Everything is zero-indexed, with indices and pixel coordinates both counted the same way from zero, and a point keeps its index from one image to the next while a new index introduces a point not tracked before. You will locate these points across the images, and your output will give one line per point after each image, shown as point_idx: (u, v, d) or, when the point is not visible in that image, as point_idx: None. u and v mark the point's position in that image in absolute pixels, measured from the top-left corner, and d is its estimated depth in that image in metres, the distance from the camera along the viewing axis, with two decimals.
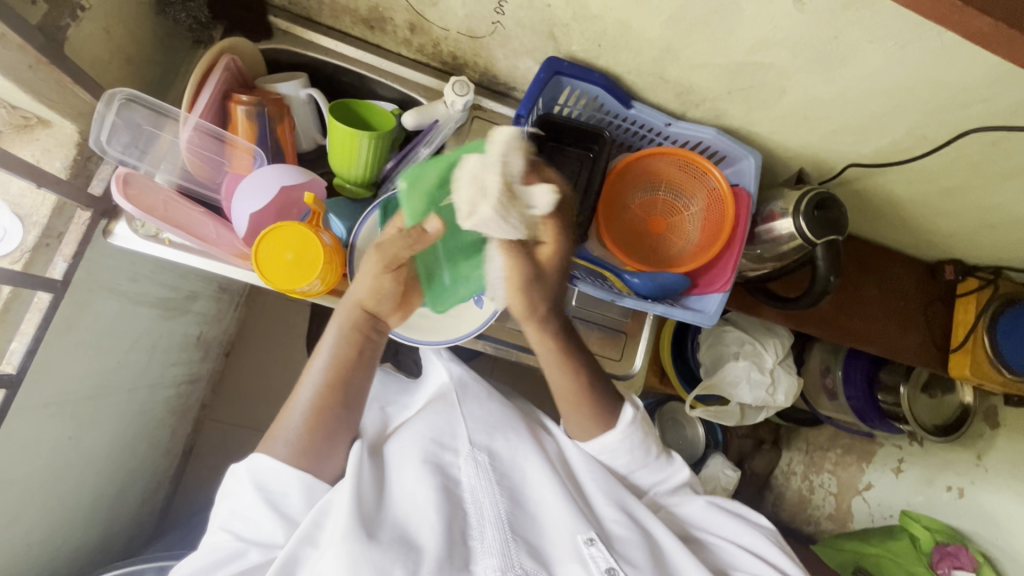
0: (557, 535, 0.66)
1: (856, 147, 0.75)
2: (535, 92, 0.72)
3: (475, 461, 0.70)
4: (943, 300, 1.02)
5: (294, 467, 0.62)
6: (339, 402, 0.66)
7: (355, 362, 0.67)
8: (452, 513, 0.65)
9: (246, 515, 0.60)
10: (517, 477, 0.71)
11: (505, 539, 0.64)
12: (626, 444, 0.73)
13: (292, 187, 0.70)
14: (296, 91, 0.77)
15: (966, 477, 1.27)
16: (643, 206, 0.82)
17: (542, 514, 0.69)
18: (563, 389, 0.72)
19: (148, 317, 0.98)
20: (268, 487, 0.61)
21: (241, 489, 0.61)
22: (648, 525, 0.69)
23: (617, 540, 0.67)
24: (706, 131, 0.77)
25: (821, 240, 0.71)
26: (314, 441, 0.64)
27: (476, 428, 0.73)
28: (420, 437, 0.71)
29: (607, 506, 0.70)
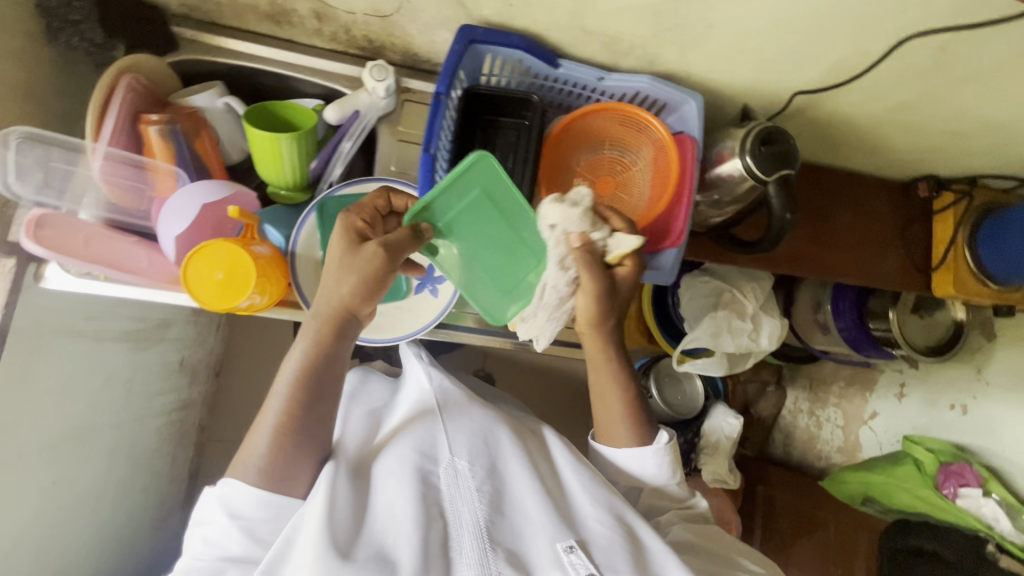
0: (537, 542, 0.65)
1: (799, 74, 0.71)
2: (452, 65, 0.68)
3: (454, 468, 0.70)
4: (920, 219, 0.98)
5: (262, 489, 0.63)
6: (310, 415, 0.66)
7: (328, 375, 0.68)
8: (429, 525, 0.63)
9: (218, 540, 0.61)
10: (498, 482, 0.70)
11: (483, 548, 0.62)
12: (657, 459, 0.78)
13: (215, 204, 0.67)
14: (212, 101, 0.74)
15: (968, 393, 1.25)
16: (589, 167, 0.78)
17: (524, 522, 0.67)
18: (609, 399, 0.79)
19: (117, 352, 0.97)
20: (243, 516, 0.62)
21: (213, 513, 0.63)
22: (633, 527, 0.69)
23: (596, 545, 0.67)
24: (640, 79, 0.73)
25: (772, 176, 0.68)
26: (279, 462, 0.64)
27: (455, 435, 0.73)
28: (401, 451, 0.71)
29: (591, 507, 0.71)
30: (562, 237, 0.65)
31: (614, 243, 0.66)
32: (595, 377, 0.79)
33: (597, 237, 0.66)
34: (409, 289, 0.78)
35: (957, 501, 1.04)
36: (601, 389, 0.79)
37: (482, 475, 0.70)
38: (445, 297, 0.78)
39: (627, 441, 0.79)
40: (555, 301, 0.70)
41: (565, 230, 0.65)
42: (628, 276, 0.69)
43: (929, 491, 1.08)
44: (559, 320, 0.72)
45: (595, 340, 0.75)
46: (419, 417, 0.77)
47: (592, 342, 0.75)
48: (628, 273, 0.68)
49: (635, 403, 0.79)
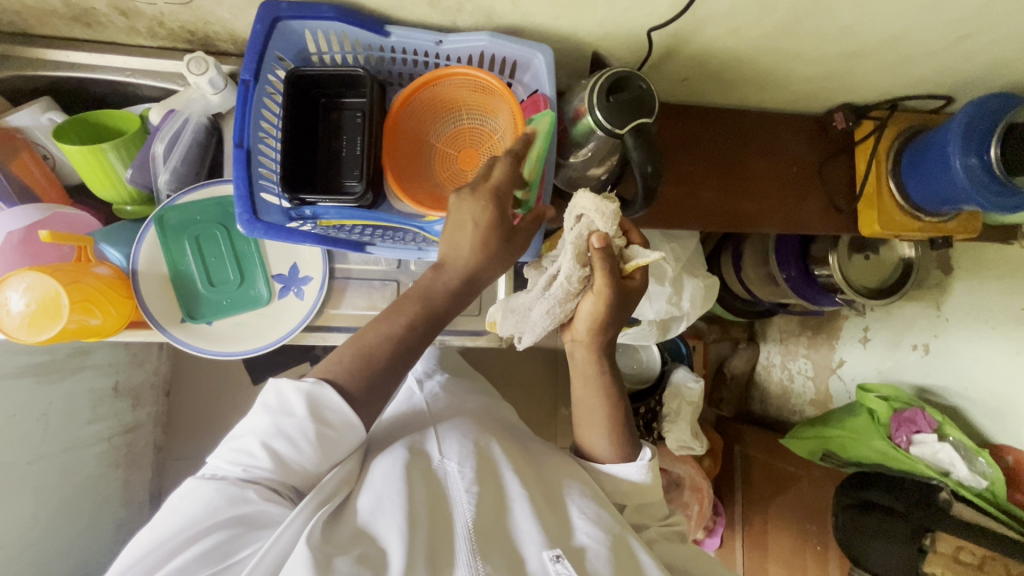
0: (520, 549, 0.57)
1: (649, 10, 0.63)
2: (257, 48, 0.62)
3: (445, 469, 0.64)
4: (841, 153, 0.90)
5: (350, 401, 0.57)
6: (421, 332, 0.63)
7: (440, 311, 0.63)
8: (416, 525, 0.55)
9: (288, 438, 0.55)
10: (495, 483, 0.63)
11: (473, 550, 0.54)
12: (642, 475, 0.71)
13: (30, 231, 0.64)
14: (36, 119, 0.69)
15: (929, 332, 1.17)
16: (450, 140, 0.72)
17: (507, 530, 0.59)
18: (593, 411, 0.72)
19: (16, 388, 0.95)
20: (326, 425, 0.56)
21: (285, 404, 0.55)
22: (625, 538, 0.62)
23: (585, 557, 0.58)
24: (478, 37, 0.66)
25: (625, 128, 0.61)
26: (384, 376, 0.60)
27: (446, 439, 0.68)
28: (387, 459, 0.64)
29: (581, 518, 0.62)
30: (583, 233, 0.61)
31: (630, 253, 0.63)
32: (581, 387, 0.73)
33: (618, 242, 0.62)
34: (270, 294, 0.73)
35: (912, 449, 0.99)
36: (586, 404, 0.73)
37: (472, 475, 0.63)
38: (311, 299, 0.73)
39: (611, 458, 0.72)
40: (563, 295, 0.64)
41: (586, 229, 0.60)
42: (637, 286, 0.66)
43: (883, 441, 1.02)
44: (554, 319, 0.66)
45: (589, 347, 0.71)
46: (414, 425, 0.74)
47: (584, 350, 0.71)
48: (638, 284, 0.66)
49: (621, 417, 0.73)
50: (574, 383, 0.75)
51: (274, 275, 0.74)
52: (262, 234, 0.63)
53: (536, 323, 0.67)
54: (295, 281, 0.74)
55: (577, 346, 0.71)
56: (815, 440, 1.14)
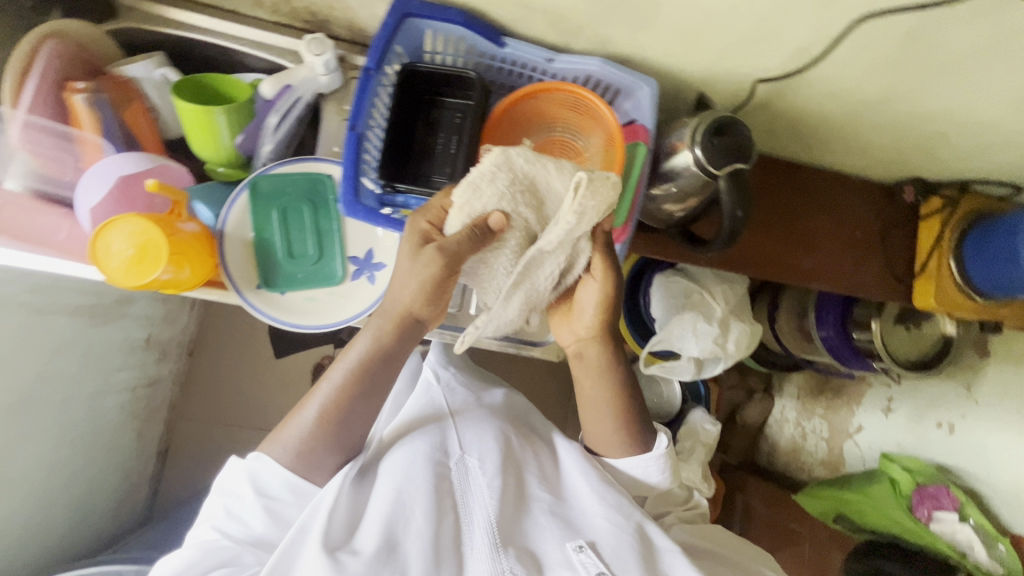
0: (544, 543, 0.62)
1: (759, 63, 0.65)
2: (385, 39, 0.64)
3: (465, 465, 0.67)
4: (905, 225, 0.92)
5: (292, 471, 0.61)
6: (364, 388, 0.64)
7: (380, 372, 0.65)
8: (441, 518, 0.60)
9: (240, 517, 0.59)
10: (513, 481, 0.67)
11: (494, 545, 0.58)
12: (659, 467, 0.72)
13: (135, 176, 0.65)
14: (149, 72, 0.72)
15: (957, 412, 1.17)
16: (540, 149, 0.75)
17: (526, 521, 0.64)
18: (599, 404, 0.73)
19: (68, 326, 0.97)
20: (270, 495, 0.60)
21: (237, 486, 0.60)
22: (645, 526, 0.65)
23: (606, 543, 0.63)
24: (591, 62, 0.68)
25: (723, 170, 0.63)
26: (324, 429, 0.63)
27: (466, 431, 0.71)
28: (407, 445, 0.67)
29: (599, 504, 0.66)
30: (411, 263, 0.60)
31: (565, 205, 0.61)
32: (589, 386, 0.73)
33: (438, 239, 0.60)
34: (345, 275, 0.75)
35: (931, 524, 1.00)
36: (592, 399, 0.73)
37: (493, 469, 0.66)
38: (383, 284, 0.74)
39: (632, 454, 0.73)
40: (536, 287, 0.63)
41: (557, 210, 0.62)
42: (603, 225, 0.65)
43: (903, 513, 1.04)
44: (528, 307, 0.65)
45: (601, 346, 0.71)
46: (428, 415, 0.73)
47: (593, 348, 0.71)
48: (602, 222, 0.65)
49: (631, 412, 0.73)
50: (581, 383, 0.74)
51: (349, 256, 0.75)
52: (364, 216, 0.66)
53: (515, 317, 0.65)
54: (369, 265, 0.75)
55: (586, 343, 0.71)
56: (831, 500, 1.15)
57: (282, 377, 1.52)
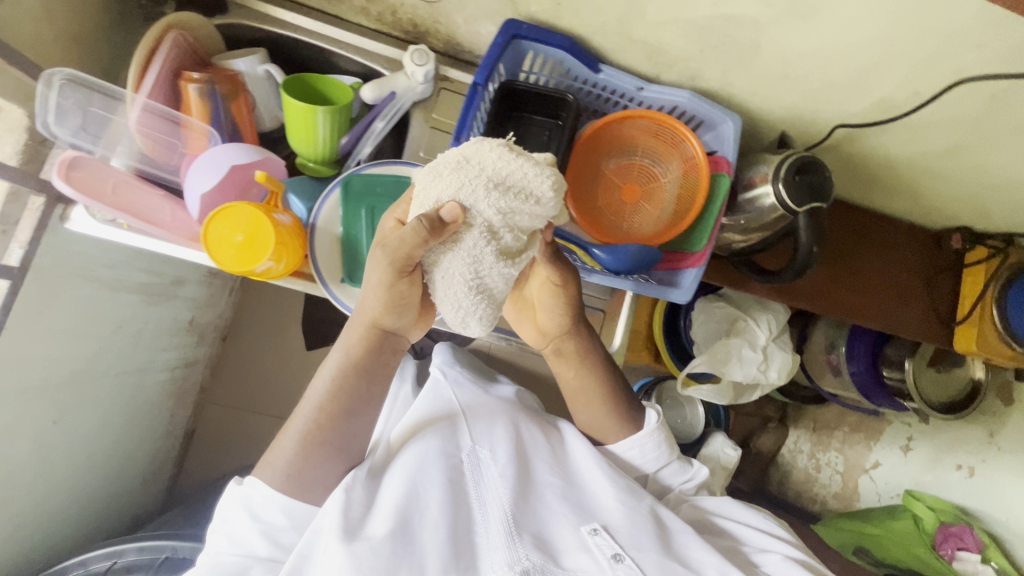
0: (560, 528, 0.65)
1: (842, 108, 0.69)
2: (493, 57, 0.68)
3: (477, 457, 0.68)
4: (949, 270, 0.95)
5: (285, 494, 0.61)
6: (344, 407, 0.63)
7: (361, 392, 0.64)
8: (456, 510, 0.63)
9: (241, 539, 0.60)
10: (523, 469, 0.69)
11: (510, 535, 0.61)
12: (654, 442, 0.74)
13: (244, 167, 0.68)
14: (253, 67, 0.75)
15: (977, 456, 1.15)
16: (618, 172, 0.78)
17: (542, 509, 0.66)
18: (586, 391, 0.76)
19: (130, 303, 0.98)
20: (266, 520, 0.60)
21: (236, 510, 0.61)
22: (656, 509, 0.66)
23: (620, 527, 0.65)
24: (680, 94, 0.72)
25: (803, 208, 0.67)
26: (315, 449, 0.62)
27: (477, 423, 0.71)
28: (421, 436, 0.69)
29: (612, 491, 0.67)
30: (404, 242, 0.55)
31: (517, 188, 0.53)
32: (571, 378, 0.76)
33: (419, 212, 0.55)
34: None
35: (954, 563, 1.03)
36: (578, 387, 0.76)
37: (504, 459, 0.68)
38: None
39: (625, 432, 0.75)
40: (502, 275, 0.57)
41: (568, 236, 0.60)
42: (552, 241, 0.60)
43: (925, 549, 1.07)
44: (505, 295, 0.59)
45: (578, 340, 0.74)
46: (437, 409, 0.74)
47: (572, 341, 0.74)
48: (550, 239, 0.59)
49: (615, 390, 0.77)
50: (564, 376, 0.77)
51: None
52: None
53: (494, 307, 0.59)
54: None
55: (561, 340, 0.73)
56: (849, 533, 1.17)
57: (302, 367, 1.49)
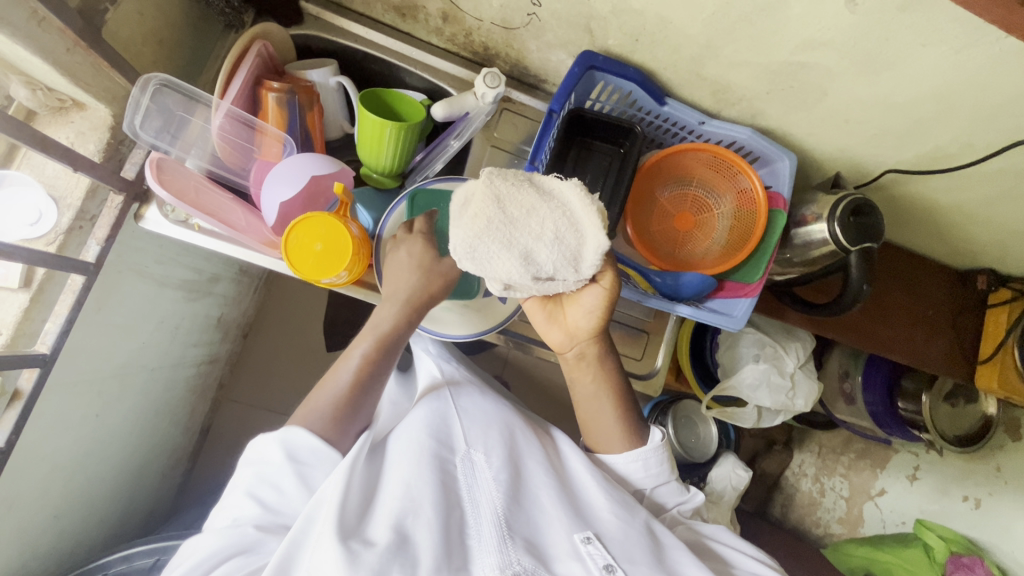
0: (555, 534, 0.64)
1: (895, 153, 0.73)
2: (568, 86, 0.71)
3: (471, 459, 0.68)
4: (972, 310, 0.99)
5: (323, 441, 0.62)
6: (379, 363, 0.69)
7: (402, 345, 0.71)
8: (449, 509, 0.62)
9: (274, 482, 0.59)
10: (517, 472, 0.69)
11: (502, 536, 0.60)
12: (658, 458, 0.74)
13: (322, 177, 0.69)
14: (326, 79, 0.76)
15: (984, 488, 1.14)
16: (672, 200, 0.80)
17: (539, 513, 0.66)
18: (599, 404, 0.76)
19: (173, 299, 0.97)
20: (302, 460, 0.60)
21: (267, 456, 0.60)
22: (652, 524, 0.68)
23: (614, 538, 0.65)
24: (741, 130, 0.75)
25: (856, 246, 0.70)
26: (346, 410, 0.65)
27: (470, 426, 0.72)
28: (412, 433, 0.69)
29: (603, 501, 0.68)
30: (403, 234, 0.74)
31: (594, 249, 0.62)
32: (586, 382, 0.76)
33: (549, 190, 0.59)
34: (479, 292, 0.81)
35: None
36: (591, 397, 0.76)
37: (499, 463, 0.68)
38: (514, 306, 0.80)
39: (631, 446, 0.74)
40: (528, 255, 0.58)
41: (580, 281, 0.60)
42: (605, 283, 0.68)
43: None
44: (507, 263, 0.58)
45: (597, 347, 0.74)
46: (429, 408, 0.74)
47: (592, 347, 0.73)
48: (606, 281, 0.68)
49: (629, 405, 0.76)
50: (577, 380, 0.76)
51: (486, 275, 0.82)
52: None
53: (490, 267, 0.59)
54: None
55: (587, 344, 0.73)
56: (859, 558, 1.21)
57: (314, 366, 1.47)
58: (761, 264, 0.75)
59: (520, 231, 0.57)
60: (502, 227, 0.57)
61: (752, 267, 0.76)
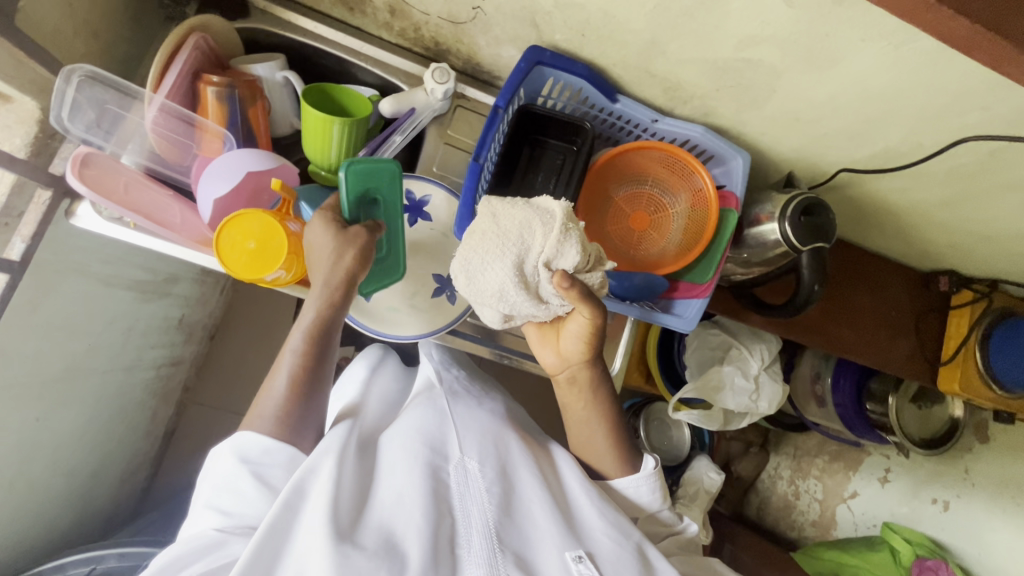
0: (545, 551, 0.61)
1: (849, 152, 0.72)
2: (515, 82, 0.69)
3: (464, 469, 0.65)
4: (936, 311, 0.98)
5: (274, 438, 0.61)
6: (316, 369, 0.65)
7: (334, 329, 0.66)
8: (440, 519, 0.60)
9: (230, 488, 0.59)
10: (509, 485, 0.66)
11: (492, 548, 0.59)
12: (650, 486, 0.73)
13: (260, 173, 0.68)
14: (271, 73, 0.74)
15: (951, 490, 1.13)
16: (627, 199, 0.79)
17: (530, 527, 0.63)
18: (589, 437, 0.75)
19: (122, 299, 0.94)
20: (255, 462, 0.59)
21: (224, 464, 0.60)
22: (644, 548, 0.65)
23: (606, 558, 0.63)
24: (693, 128, 0.74)
25: (807, 247, 0.69)
26: (296, 409, 0.63)
27: (467, 434, 0.68)
28: (404, 441, 0.67)
29: (598, 519, 0.66)
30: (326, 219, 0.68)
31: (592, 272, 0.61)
32: (579, 408, 0.74)
33: (545, 208, 0.59)
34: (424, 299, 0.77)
35: None
36: (584, 421, 0.75)
37: (492, 475, 0.65)
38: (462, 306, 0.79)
39: (621, 473, 0.74)
40: (516, 272, 0.58)
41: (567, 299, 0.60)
42: (572, 295, 0.58)
43: None
44: (501, 282, 0.58)
45: (591, 370, 0.72)
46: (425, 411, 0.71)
47: (584, 371, 0.71)
48: (568, 287, 0.57)
49: (619, 430, 0.75)
50: (571, 403, 0.75)
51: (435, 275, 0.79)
52: None
53: (482, 287, 0.60)
54: (450, 285, 0.80)
55: (579, 368, 0.71)
56: (829, 562, 1.19)
57: None
58: (715, 262, 0.74)
59: (513, 245, 0.58)
60: (496, 241, 0.58)
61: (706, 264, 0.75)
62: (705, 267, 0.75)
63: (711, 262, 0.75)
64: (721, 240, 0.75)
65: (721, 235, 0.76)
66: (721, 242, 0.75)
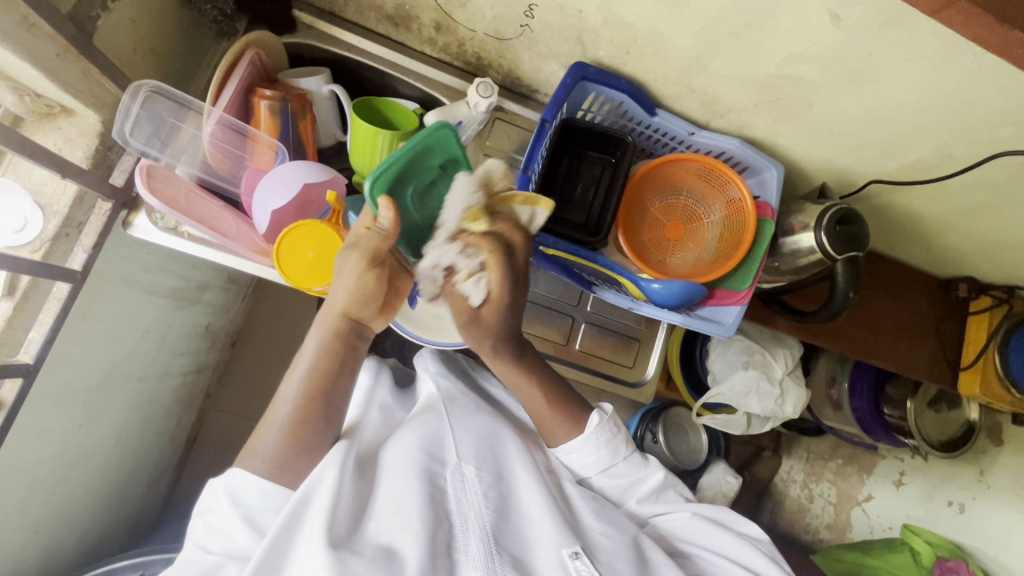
0: (542, 549, 0.63)
1: (880, 164, 0.74)
2: (560, 97, 0.72)
3: (461, 472, 0.68)
4: (954, 318, 1.01)
5: (268, 480, 0.61)
6: (318, 412, 0.65)
7: (336, 377, 0.66)
8: (436, 523, 0.62)
9: (220, 530, 0.57)
10: (505, 490, 0.69)
11: (490, 551, 0.61)
12: (592, 446, 0.71)
13: (314, 185, 0.69)
14: (319, 87, 0.76)
15: (967, 492, 1.15)
16: (663, 209, 0.81)
17: (529, 527, 0.66)
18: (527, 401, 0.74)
19: (160, 307, 0.95)
20: (246, 504, 0.59)
21: (218, 504, 0.59)
22: (639, 538, 0.68)
23: (602, 553, 0.64)
24: (729, 141, 0.77)
25: (842, 255, 0.72)
26: (298, 450, 0.63)
27: (462, 437, 0.72)
28: (404, 448, 0.69)
29: (595, 520, 0.68)
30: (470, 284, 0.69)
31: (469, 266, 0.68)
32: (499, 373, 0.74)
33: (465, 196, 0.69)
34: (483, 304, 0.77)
35: None
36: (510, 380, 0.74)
37: (488, 479, 0.68)
38: None
39: (566, 438, 0.72)
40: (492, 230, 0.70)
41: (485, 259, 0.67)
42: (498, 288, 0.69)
43: None
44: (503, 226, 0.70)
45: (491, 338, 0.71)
46: (421, 417, 0.73)
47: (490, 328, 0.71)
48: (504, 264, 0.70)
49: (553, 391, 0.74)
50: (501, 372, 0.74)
51: None
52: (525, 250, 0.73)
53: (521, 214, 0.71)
54: None
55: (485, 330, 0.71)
56: (847, 564, 1.19)
57: None
58: (750, 270, 0.77)
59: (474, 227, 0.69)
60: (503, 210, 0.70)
61: (742, 273, 0.78)
62: (740, 275, 0.78)
63: (750, 273, 0.77)
64: (755, 253, 0.78)
65: (756, 249, 0.78)
66: (756, 256, 0.78)
